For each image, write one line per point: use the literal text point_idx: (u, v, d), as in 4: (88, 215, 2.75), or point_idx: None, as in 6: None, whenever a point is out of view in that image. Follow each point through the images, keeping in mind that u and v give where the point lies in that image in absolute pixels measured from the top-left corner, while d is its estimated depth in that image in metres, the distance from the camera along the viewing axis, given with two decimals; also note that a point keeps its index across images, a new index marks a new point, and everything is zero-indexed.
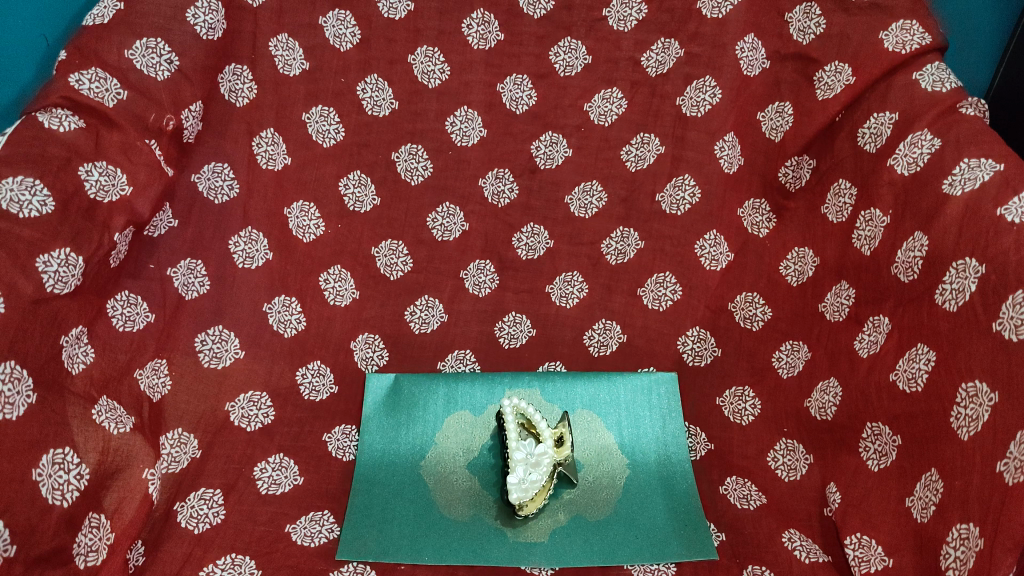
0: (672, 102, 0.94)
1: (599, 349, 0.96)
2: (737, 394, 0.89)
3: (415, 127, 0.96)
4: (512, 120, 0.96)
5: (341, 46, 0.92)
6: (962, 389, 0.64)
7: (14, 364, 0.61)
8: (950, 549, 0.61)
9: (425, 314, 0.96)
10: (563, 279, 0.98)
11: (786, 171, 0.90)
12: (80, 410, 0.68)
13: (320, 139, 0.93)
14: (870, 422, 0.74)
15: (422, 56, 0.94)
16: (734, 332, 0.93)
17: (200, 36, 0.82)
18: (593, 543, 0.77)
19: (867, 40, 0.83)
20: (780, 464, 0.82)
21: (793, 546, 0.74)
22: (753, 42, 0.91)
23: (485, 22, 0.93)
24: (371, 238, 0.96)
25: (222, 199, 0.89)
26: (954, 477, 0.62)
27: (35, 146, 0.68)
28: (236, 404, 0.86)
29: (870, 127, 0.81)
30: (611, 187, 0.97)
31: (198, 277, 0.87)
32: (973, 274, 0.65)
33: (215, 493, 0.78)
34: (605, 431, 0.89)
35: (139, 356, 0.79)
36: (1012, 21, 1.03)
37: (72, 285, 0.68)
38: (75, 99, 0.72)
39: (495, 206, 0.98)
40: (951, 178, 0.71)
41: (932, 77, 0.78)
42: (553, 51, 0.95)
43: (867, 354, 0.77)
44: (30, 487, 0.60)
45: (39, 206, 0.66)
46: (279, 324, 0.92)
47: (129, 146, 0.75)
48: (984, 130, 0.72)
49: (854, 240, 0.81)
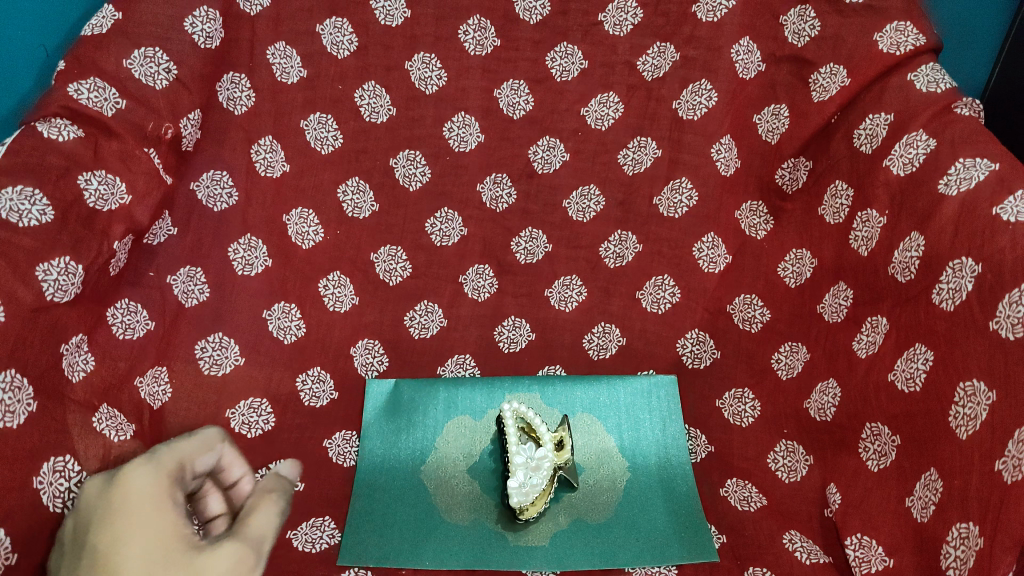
0: (669, 106, 0.95)
1: (598, 352, 0.96)
2: (737, 396, 0.89)
3: (414, 133, 0.96)
4: (510, 125, 0.97)
5: (339, 53, 0.92)
6: (959, 388, 0.64)
7: (15, 372, 0.62)
8: (950, 548, 0.61)
9: (425, 319, 0.96)
10: (562, 283, 0.98)
11: (782, 173, 0.91)
12: (80, 417, 0.68)
13: (319, 146, 0.94)
14: (868, 422, 0.74)
15: (419, 62, 0.95)
16: (732, 334, 0.93)
17: (199, 45, 0.82)
18: (594, 546, 0.77)
19: (862, 42, 0.84)
20: (780, 465, 0.82)
21: (793, 547, 0.74)
22: (749, 45, 0.91)
23: (482, 28, 0.94)
24: (370, 244, 0.96)
25: (222, 206, 0.89)
26: (952, 476, 0.62)
27: (35, 156, 0.68)
28: (236, 410, 0.86)
29: (865, 128, 0.81)
30: (609, 191, 0.98)
31: (198, 284, 0.87)
32: (969, 274, 0.65)
33: (292, 467, 0.82)
34: (604, 434, 0.89)
35: (140, 364, 0.79)
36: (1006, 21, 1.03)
37: (72, 294, 0.69)
38: (74, 108, 0.72)
39: (494, 211, 0.98)
40: (946, 178, 0.71)
41: (927, 78, 0.79)
42: (551, 56, 0.95)
43: (866, 354, 0.76)
44: (31, 495, 0.61)
45: (39, 214, 0.66)
46: (279, 331, 0.91)
47: (128, 155, 0.76)
48: (980, 130, 0.73)
49: (852, 241, 0.81)
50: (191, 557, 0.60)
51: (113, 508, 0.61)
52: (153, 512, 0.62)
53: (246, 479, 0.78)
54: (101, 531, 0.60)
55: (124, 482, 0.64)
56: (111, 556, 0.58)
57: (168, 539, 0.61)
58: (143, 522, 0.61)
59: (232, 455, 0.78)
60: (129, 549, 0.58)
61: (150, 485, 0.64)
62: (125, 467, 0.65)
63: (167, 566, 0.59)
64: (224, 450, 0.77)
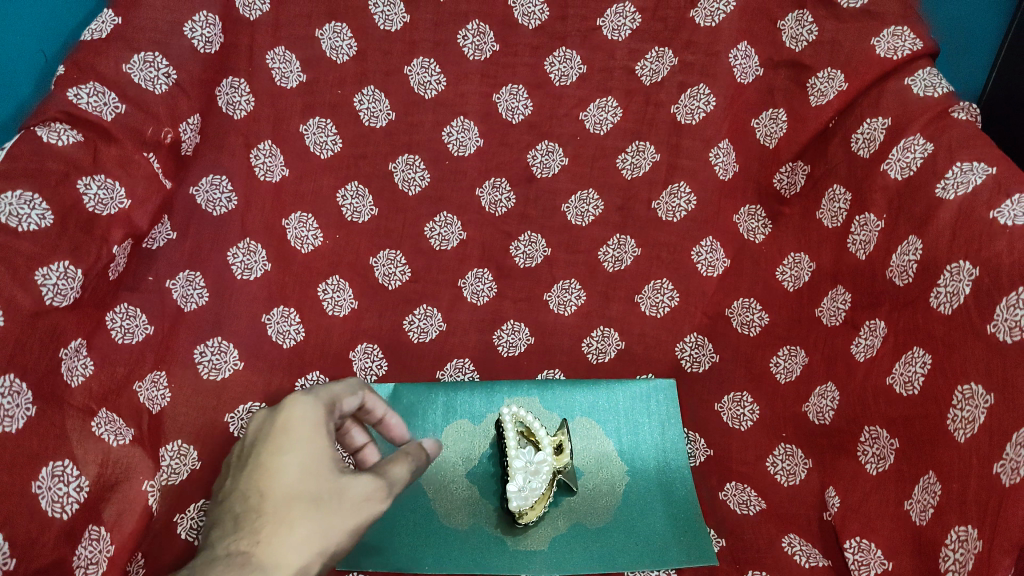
0: (667, 111, 0.96)
1: (597, 356, 0.95)
2: (736, 400, 0.88)
3: (413, 138, 0.97)
4: (508, 129, 0.98)
5: (337, 58, 0.93)
6: (958, 391, 0.64)
7: (14, 377, 0.62)
8: (949, 551, 0.61)
9: (424, 323, 0.96)
10: (561, 287, 0.98)
11: (780, 177, 0.91)
12: (79, 422, 0.68)
13: (318, 150, 0.94)
14: (867, 425, 0.74)
15: (418, 67, 0.96)
16: (731, 337, 0.92)
17: (198, 50, 0.83)
18: (593, 550, 0.79)
19: (859, 46, 0.84)
20: (779, 469, 0.82)
21: (793, 550, 0.75)
22: (746, 49, 0.92)
23: (481, 33, 0.96)
24: (369, 249, 0.96)
25: (220, 211, 0.88)
26: (951, 480, 0.63)
27: (34, 161, 0.68)
28: (235, 414, 0.84)
29: (863, 133, 0.82)
30: (607, 195, 0.98)
31: (197, 288, 0.86)
32: (967, 277, 0.66)
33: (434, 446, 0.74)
34: (603, 438, 0.89)
35: (139, 368, 0.78)
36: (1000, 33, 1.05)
37: (71, 298, 0.69)
38: (74, 114, 0.73)
39: (493, 215, 0.99)
40: (944, 182, 0.71)
41: (924, 82, 0.79)
42: (549, 61, 0.97)
43: (864, 358, 0.76)
44: (30, 500, 0.61)
45: (38, 219, 0.66)
46: (278, 335, 0.90)
47: (128, 160, 0.76)
48: (976, 135, 0.73)
49: (850, 245, 0.81)
50: (336, 481, 0.60)
51: (278, 429, 0.61)
52: (305, 444, 0.61)
53: (396, 416, 0.74)
54: (267, 443, 0.61)
55: (289, 411, 0.62)
56: (267, 469, 0.60)
57: (310, 480, 0.59)
58: (306, 444, 0.61)
59: (375, 398, 0.71)
60: (291, 459, 0.60)
61: (310, 413, 0.62)
62: (298, 391, 0.63)
63: (317, 483, 0.59)
64: (367, 395, 0.70)
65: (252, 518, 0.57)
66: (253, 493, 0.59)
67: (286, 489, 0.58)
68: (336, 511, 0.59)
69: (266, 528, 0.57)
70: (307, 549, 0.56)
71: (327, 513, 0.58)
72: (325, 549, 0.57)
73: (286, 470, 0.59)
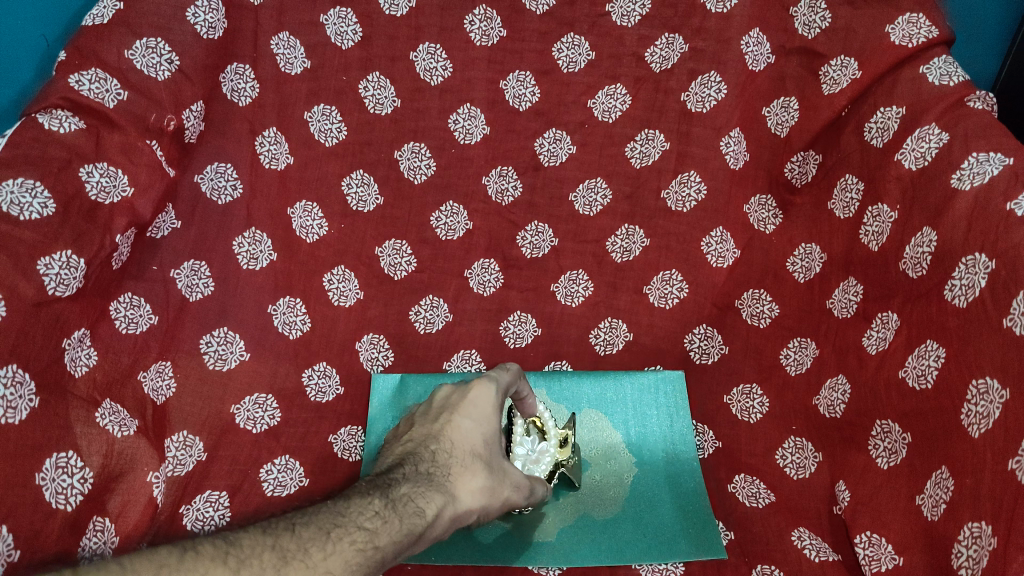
0: (677, 98, 0.94)
1: (605, 347, 0.95)
2: (745, 392, 0.88)
3: (418, 125, 0.96)
4: (516, 117, 0.96)
5: (342, 44, 0.92)
6: (972, 385, 0.63)
7: (15, 368, 0.61)
8: (961, 547, 0.61)
9: (430, 313, 0.95)
10: (568, 278, 0.97)
11: (791, 166, 0.90)
12: (83, 412, 0.67)
13: (322, 138, 0.93)
14: (879, 419, 0.73)
15: (424, 53, 0.94)
16: (741, 329, 0.91)
17: (200, 35, 0.81)
18: (602, 542, 0.79)
19: (873, 33, 0.82)
20: (788, 462, 0.81)
21: (803, 544, 0.74)
22: (758, 36, 0.91)
23: (487, 18, 0.94)
24: (376, 237, 0.95)
25: (225, 199, 0.87)
26: (964, 475, 0.62)
27: (35, 148, 0.67)
28: (241, 406, 0.84)
29: (876, 122, 0.80)
30: (616, 184, 0.97)
31: (202, 278, 0.85)
32: (982, 270, 0.65)
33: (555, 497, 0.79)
34: (611, 429, 0.89)
35: (143, 358, 0.77)
36: (1012, 27, 1.03)
37: (74, 287, 0.68)
38: (75, 100, 0.71)
39: (500, 204, 0.98)
40: (960, 173, 0.70)
41: (939, 71, 0.77)
42: (557, 48, 0.95)
43: (876, 351, 0.76)
44: (33, 492, 0.60)
45: (40, 208, 0.65)
46: (284, 326, 0.89)
47: (130, 147, 0.75)
48: (993, 124, 0.71)
49: (862, 236, 0.80)
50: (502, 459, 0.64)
51: (469, 399, 0.65)
52: (488, 418, 0.64)
53: (534, 398, 0.76)
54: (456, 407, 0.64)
55: (478, 386, 0.66)
56: (453, 424, 0.63)
57: (486, 443, 0.63)
58: (485, 418, 0.64)
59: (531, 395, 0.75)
60: (477, 424, 0.63)
61: (495, 394, 0.66)
62: (487, 371, 0.67)
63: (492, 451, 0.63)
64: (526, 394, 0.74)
65: (445, 460, 0.60)
66: (441, 439, 0.62)
67: (471, 446, 0.62)
68: (501, 474, 0.62)
69: (452, 467, 0.59)
70: (479, 500, 0.59)
71: (496, 474, 0.62)
72: (487, 507, 0.60)
73: (471, 430, 0.62)
